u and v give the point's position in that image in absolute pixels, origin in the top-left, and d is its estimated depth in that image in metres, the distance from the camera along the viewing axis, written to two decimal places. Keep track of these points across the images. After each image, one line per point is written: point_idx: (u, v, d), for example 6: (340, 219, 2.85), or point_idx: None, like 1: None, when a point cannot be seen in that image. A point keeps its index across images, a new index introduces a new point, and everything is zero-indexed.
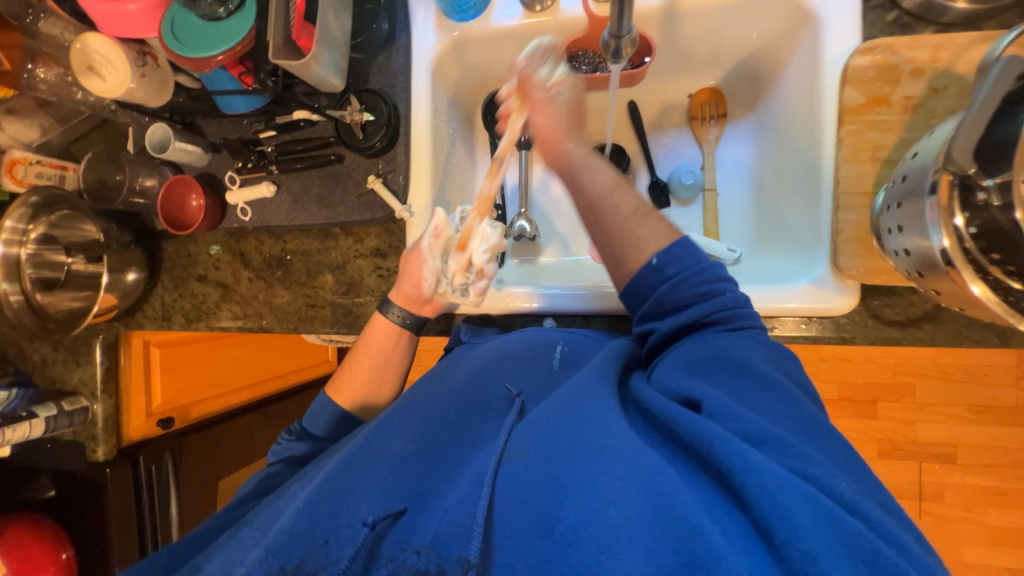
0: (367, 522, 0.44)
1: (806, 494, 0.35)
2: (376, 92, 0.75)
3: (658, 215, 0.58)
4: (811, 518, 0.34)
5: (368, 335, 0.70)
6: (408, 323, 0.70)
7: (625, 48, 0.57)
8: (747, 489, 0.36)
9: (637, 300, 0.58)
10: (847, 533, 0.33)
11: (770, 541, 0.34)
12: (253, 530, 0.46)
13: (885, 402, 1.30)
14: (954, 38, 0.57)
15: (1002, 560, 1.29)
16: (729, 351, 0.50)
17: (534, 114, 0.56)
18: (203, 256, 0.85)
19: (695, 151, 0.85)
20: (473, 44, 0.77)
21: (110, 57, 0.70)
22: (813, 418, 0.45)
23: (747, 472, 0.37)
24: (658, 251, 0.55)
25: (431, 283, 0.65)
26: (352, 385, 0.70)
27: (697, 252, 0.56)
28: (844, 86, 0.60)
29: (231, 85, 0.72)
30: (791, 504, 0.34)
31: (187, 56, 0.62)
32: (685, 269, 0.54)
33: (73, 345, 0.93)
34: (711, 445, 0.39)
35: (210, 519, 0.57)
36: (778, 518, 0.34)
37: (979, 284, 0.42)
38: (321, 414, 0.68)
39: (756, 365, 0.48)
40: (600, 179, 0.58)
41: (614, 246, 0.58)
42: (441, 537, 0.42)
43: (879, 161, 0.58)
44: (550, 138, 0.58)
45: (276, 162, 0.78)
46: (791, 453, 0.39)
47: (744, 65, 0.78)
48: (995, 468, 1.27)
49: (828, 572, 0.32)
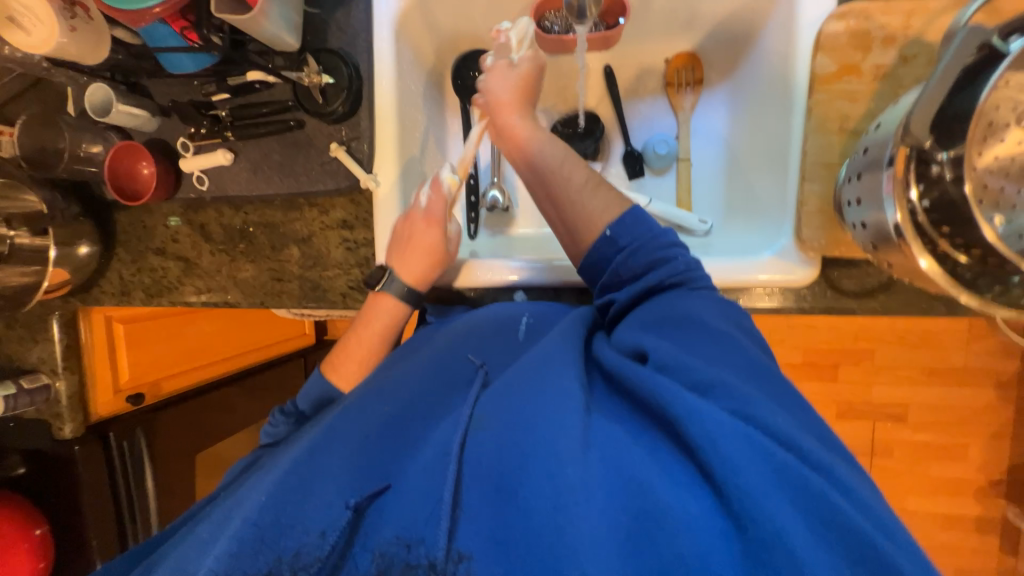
0: (348, 505, 0.43)
1: (744, 435, 0.38)
2: (336, 52, 0.70)
3: (610, 186, 0.61)
4: (747, 457, 0.36)
5: (367, 315, 0.68)
6: (409, 296, 0.68)
7: (591, 7, 0.61)
8: (694, 437, 0.38)
9: (595, 275, 0.59)
10: (780, 467, 0.36)
11: (713, 481, 0.37)
12: (219, 526, 0.46)
13: (846, 366, 1.37)
14: (926, 4, 0.56)
15: (942, 508, 1.40)
16: (689, 308, 0.51)
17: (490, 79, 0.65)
18: (161, 228, 0.81)
19: (670, 119, 0.83)
20: (439, 0, 0.73)
21: (32, 7, 0.63)
22: (764, 364, 0.47)
23: (691, 419, 0.39)
24: (611, 222, 0.57)
25: (438, 261, 0.68)
26: (351, 371, 0.67)
27: (649, 221, 0.57)
28: (817, 53, 0.59)
29: (174, 42, 0.64)
30: (728, 444, 0.37)
31: (117, 8, 0.56)
32: (637, 238, 0.56)
33: (28, 321, 0.88)
34: (660, 398, 0.41)
35: (188, 512, 0.56)
36: (718, 458, 0.37)
37: (927, 258, 0.45)
38: (310, 391, 0.65)
39: (707, 320, 0.49)
40: (550, 151, 0.62)
41: (569, 219, 0.60)
42: (414, 513, 0.42)
43: (846, 132, 0.59)
44: (504, 99, 0.64)
45: (231, 128, 0.73)
46: (735, 397, 0.41)
47: (721, 29, 0.75)
48: (940, 425, 1.36)
49: (762, 505, 0.34)
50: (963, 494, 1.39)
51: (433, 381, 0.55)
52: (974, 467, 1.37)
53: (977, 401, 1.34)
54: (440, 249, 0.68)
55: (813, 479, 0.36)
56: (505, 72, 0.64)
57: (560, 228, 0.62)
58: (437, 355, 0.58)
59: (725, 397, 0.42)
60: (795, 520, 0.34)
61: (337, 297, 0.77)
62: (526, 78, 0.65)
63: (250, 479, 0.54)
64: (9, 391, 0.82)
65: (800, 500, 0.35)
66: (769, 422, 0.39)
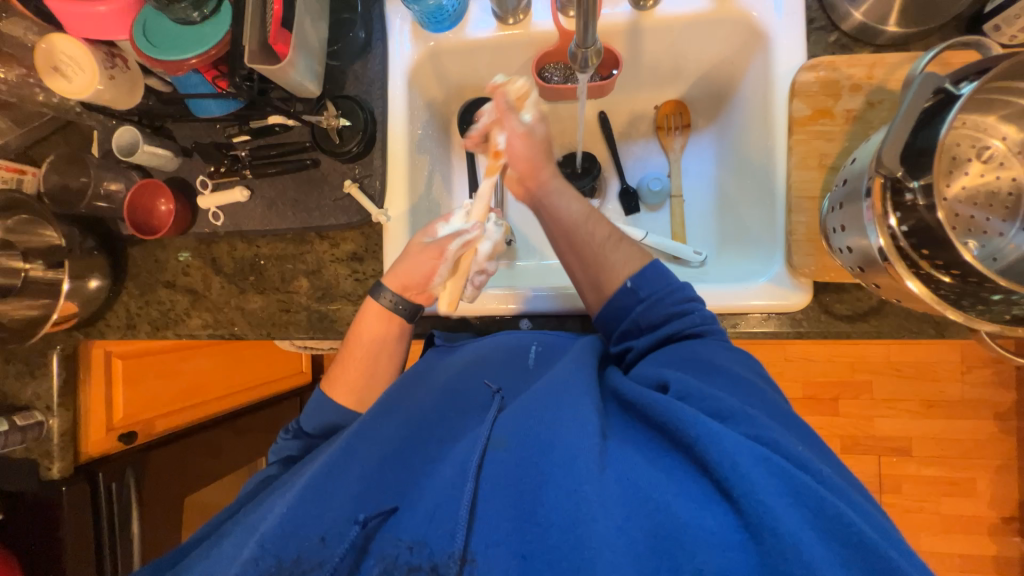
0: (358, 519, 0.43)
1: (760, 454, 0.38)
2: (353, 98, 0.76)
3: (630, 242, 0.65)
4: (765, 475, 0.37)
5: (358, 327, 0.69)
6: (399, 308, 0.67)
7: (592, 58, 0.57)
8: (710, 455, 0.39)
9: (613, 321, 0.62)
10: (798, 486, 0.37)
11: (730, 496, 0.37)
12: (236, 540, 0.46)
13: (845, 400, 1.37)
14: (886, 57, 0.63)
15: (956, 547, 1.36)
16: (704, 353, 0.53)
17: (513, 140, 0.66)
18: (172, 262, 0.83)
19: (662, 159, 0.90)
20: (448, 54, 0.79)
21: (76, 57, 0.68)
22: (781, 405, 0.49)
23: (709, 440, 0.39)
24: (631, 274, 0.61)
25: (430, 278, 0.66)
26: (345, 377, 0.68)
27: (669, 276, 0.60)
28: (793, 99, 0.65)
29: (204, 89, 0.72)
30: (745, 463, 0.37)
31: (158, 59, 0.63)
32: (656, 291, 0.59)
33: (27, 356, 0.87)
34: (677, 419, 0.42)
35: (204, 527, 0.55)
36: (736, 474, 0.37)
37: (913, 280, 0.48)
38: (316, 413, 0.67)
39: (722, 364, 0.52)
40: (575, 208, 0.66)
41: (593, 269, 0.63)
42: (432, 529, 0.41)
43: (825, 167, 0.64)
44: (525, 166, 0.67)
45: (250, 167, 0.77)
46: (753, 423, 0.43)
47: (705, 80, 0.83)
48: (946, 458, 1.35)
49: (780, 521, 0.34)
50: (977, 532, 1.35)
51: (451, 407, 0.56)
52: (984, 503, 1.34)
53: (979, 433, 1.34)
54: (419, 244, 0.67)
55: (830, 500, 0.36)
56: (525, 137, 0.66)
57: (579, 276, 0.65)
58: (456, 380, 0.59)
59: (742, 423, 0.43)
60: (811, 538, 0.34)
61: (344, 327, 0.78)
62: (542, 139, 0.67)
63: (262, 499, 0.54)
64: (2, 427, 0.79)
65: (818, 518, 0.35)
66: (787, 446, 0.40)
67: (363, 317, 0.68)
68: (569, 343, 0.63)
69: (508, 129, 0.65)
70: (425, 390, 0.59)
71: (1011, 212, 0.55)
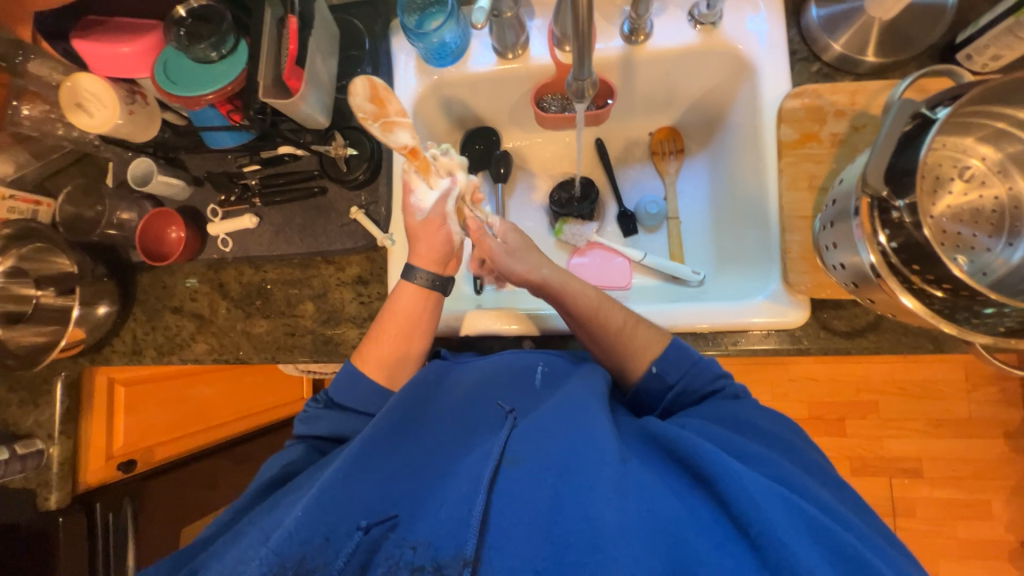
0: (360, 526, 0.45)
1: (778, 496, 0.41)
2: (360, 128, 0.79)
3: (647, 322, 0.65)
4: (784, 515, 0.40)
5: (393, 307, 0.68)
6: (435, 285, 0.69)
7: (587, 89, 0.60)
8: (729, 492, 0.42)
9: (649, 404, 0.65)
10: (816, 525, 0.39)
11: (748, 533, 0.40)
12: (253, 538, 0.45)
13: (852, 420, 1.36)
14: (866, 85, 0.66)
15: (977, 574, 1.31)
16: (741, 412, 0.57)
17: (502, 263, 0.70)
18: (180, 288, 0.85)
19: (657, 183, 0.93)
20: (450, 87, 0.83)
21: (98, 94, 0.72)
22: (818, 464, 0.53)
23: (732, 479, 0.42)
24: (657, 359, 0.62)
25: (450, 243, 0.69)
26: (378, 353, 0.66)
27: (691, 353, 0.62)
28: (781, 124, 0.68)
29: (219, 122, 0.75)
30: (766, 503, 0.40)
31: (178, 95, 0.66)
32: (683, 373, 0.61)
33: (31, 384, 0.87)
34: (700, 457, 0.45)
35: (215, 523, 0.55)
36: (757, 513, 0.40)
37: (907, 296, 0.49)
38: (350, 385, 0.65)
39: (758, 422, 0.55)
40: (586, 293, 0.66)
41: (617, 356, 0.64)
42: (438, 535, 0.44)
43: (815, 188, 0.66)
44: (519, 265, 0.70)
45: (259, 195, 0.80)
46: (767, 465, 0.48)
47: (696, 108, 0.87)
48: (959, 479, 1.33)
49: (799, 558, 0.37)
50: (996, 557, 1.31)
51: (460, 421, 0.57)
52: (1001, 526, 1.31)
53: (990, 452, 1.32)
54: (416, 224, 0.68)
55: (848, 541, 0.39)
56: (510, 234, 0.72)
57: (604, 360, 0.66)
58: (467, 394, 0.60)
59: (760, 464, 0.48)
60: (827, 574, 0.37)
61: (349, 350, 0.79)
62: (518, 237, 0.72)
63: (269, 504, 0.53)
64: (3, 456, 0.78)
65: (835, 558, 0.38)
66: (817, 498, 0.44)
67: (400, 296, 0.68)
68: (574, 366, 0.64)
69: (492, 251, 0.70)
70: (438, 400, 0.59)
71: (996, 228, 0.57)
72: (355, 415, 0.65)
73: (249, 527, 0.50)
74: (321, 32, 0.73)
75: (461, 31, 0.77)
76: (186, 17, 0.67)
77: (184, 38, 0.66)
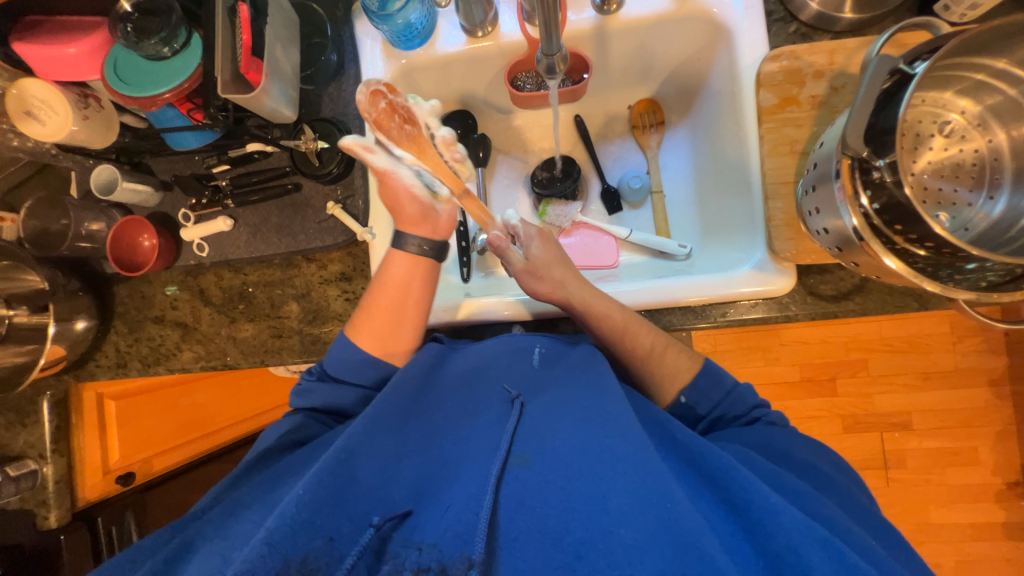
0: (372, 522, 0.45)
1: (818, 537, 0.39)
2: (330, 120, 0.76)
3: (673, 345, 0.64)
4: (824, 559, 0.38)
5: (384, 273, 0.67)
6: (427, 251, 0.67)
7: (558, 65, 0.58)
8: (765, 525, 0.41)
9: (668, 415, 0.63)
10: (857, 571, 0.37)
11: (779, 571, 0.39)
12: (251, 518, 0.47)
13: (842, 379, 1.39)
14: (844, 43, 0.65)
15: (966, 517, 1.36)
16: (777, 440, 0.56)
17: (536, 287, 0.68)
18: (160, 297, 0.82)
19: (639, 157, 0.92)
20: (421, 70, 0.80)
21: (48, 100, 0.68)
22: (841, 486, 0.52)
23: (765, 513, 0.42)
24: (686, 388, 0.62)
25: (419, 199, 0.64)
26: (372, 325, 0.65)
27: (716, 375, 0.62)
28: (760, 89, 0.67)
29: (180, 122, 0.72)
30: (802, 543, 0.39)
31: (130, 96, 0.63)
32: (711, 402, 0.61)
33: (17, 405, 0.85)
34: (734, 483, 0.45)
35: (212, 490, 0.56)
36: (792, 553, 0.39)
37: (892, 258, 0.49)
38: (343, 361, 0.64)
39: (789, 450, 0.55)
40: (613, 311, 0.65)
41: (643, 374, 0.64)
42: (445, 537, 0.44)
43: (796, 153, 0.65)
44: (549, 269, 0.69)
45: (231, 197, 0.77)
46: (800, 495, 0.47)
47: (675, 78, 0.85)
48: (947, 429, 1.36)
49: None
50: (985, 500, 1.36)
51: (458, 409, 0.58)
52: (988, 470, 1.36)
53: (977, 401, 1.35)
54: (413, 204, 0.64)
55: None
56: (546, 245, 0.72)
57: (627, 376, 0.67)
58: (475, 386, 0.59)
59: (788, 491, 0.47)
60: None
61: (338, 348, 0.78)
62: (552, 252, 0.71)
63: (265, 476, 0.54)
64: None
65: None
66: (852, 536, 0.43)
67: (391, 263, 0.67)
68: (571, 345, 0.64)
69: (517, 266, 0.70)
70: (437, 387, 0.60)
71: (976, 182, 0.57)
72: (343, 386, 0.65)
73: (249, 499, 0.51)
74: (279, 20, 0.70)
75: (426, 10, 0.74)
76: (132, 13, 0.63)
77: (131, 34, 0.62)
